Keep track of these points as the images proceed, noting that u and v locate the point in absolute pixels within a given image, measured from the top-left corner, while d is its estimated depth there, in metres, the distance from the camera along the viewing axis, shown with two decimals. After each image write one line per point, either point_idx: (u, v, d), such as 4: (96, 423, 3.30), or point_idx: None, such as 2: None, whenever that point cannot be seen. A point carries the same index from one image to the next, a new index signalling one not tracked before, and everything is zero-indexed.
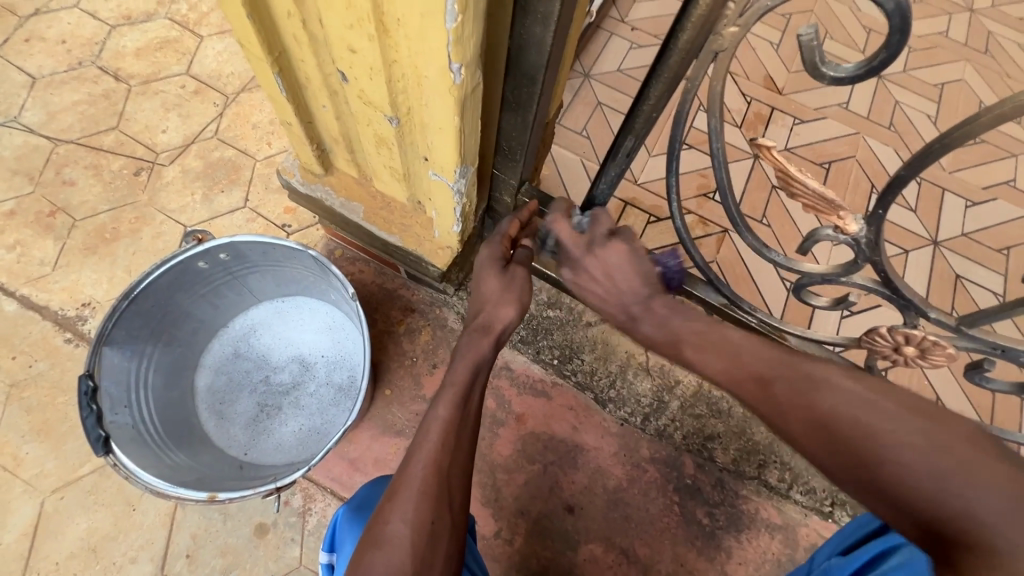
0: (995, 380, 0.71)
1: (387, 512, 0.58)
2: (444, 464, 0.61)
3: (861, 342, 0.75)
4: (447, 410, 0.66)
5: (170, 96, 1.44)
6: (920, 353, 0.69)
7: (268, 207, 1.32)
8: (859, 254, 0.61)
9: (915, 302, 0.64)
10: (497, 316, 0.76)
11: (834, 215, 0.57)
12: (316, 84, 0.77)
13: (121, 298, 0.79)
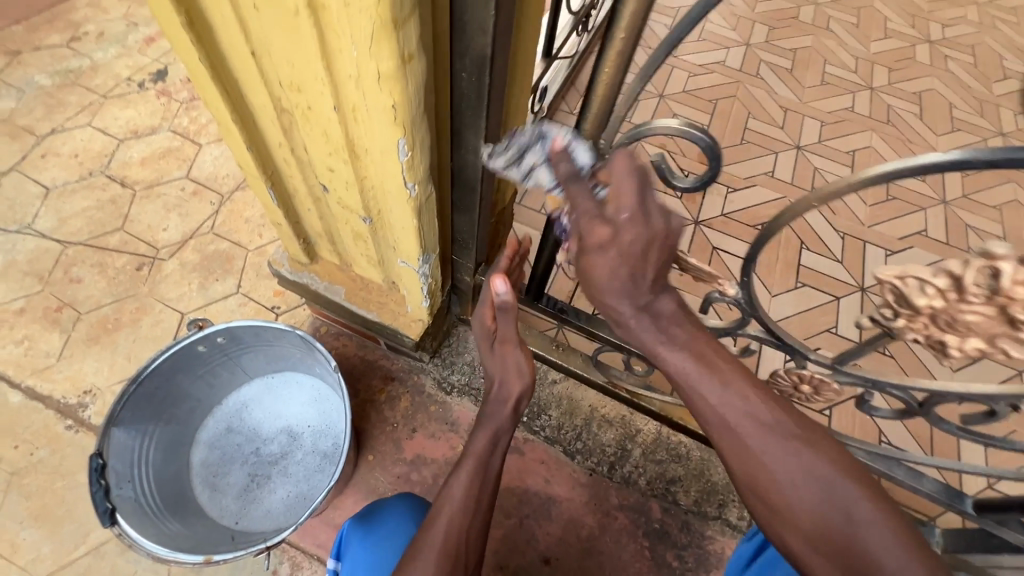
0: (883, 408, 0.83)
1: (411, 567, 0.68)
2: (464, 527, 0.72)
3: (769, 382, 0.89)
4: (469, 475, 0.77)
5: (171, 198, 1.61)
6: (814, 388, 0.84)
7: (259, 292, 1.45)
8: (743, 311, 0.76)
9: (798, 348, 0.78)
10: (511, 386, 0.88)
11: (715, 282, 0.74)
12: (302, 193, 0.93)
13: (130, 382, 0.89)
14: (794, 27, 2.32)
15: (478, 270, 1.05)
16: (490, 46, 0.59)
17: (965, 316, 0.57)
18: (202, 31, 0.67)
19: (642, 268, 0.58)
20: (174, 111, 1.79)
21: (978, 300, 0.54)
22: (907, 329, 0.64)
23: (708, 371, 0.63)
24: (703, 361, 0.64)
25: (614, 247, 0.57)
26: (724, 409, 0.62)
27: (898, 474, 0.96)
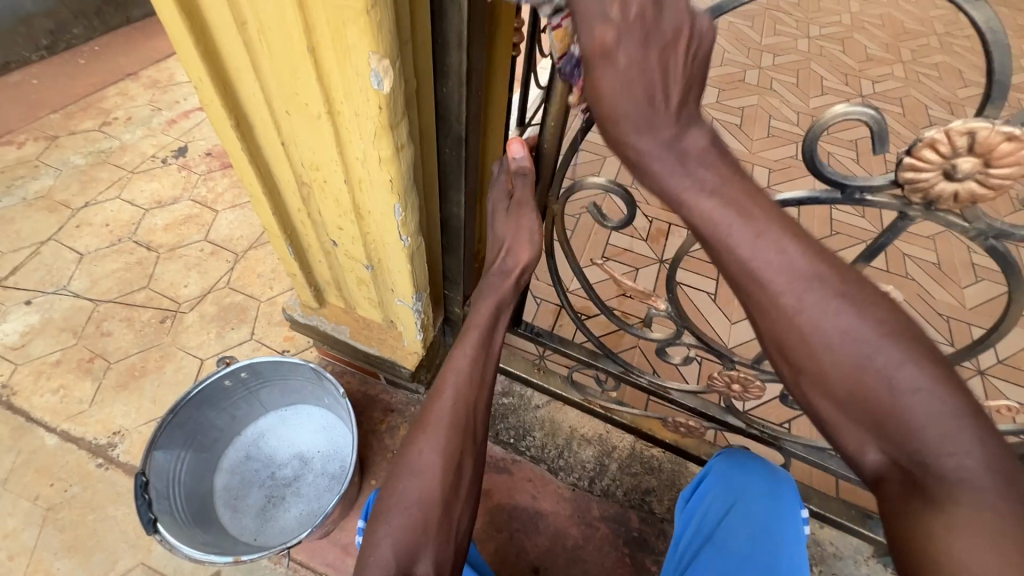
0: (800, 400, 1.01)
1: (426, 434, 0.80)
2: (468, 403, 0.83)
3: (709, 385, 1.07)
4: (471, 353, 0.85)
5: (191, 258, 1.80)
6: (743, 386, 1.03)
7: (270, 337, 1.62)
8: (676, 323, 0.95)
9: (723, 351, 0.98)
10: (517, 259, 0.88)
11: (649, 298, 0.95)
12: (315, 247, 1.13)
13: (167, 412, 1.06)
14: (741, 88, 2.63)
15: (467, 302, 1.24)
16: (463, 129, 0.81)
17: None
18: (245, 128, 0.88)
19: (659, 88, 0.57)
20: (194, 182, 2.02)
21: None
22: None
23: (741, 212, 0.61)
24: (737, 206, 0.61)
25: (633, 40, 0.54)
26: (756, 263, 0.61)
27: (831, 464, 1.10)
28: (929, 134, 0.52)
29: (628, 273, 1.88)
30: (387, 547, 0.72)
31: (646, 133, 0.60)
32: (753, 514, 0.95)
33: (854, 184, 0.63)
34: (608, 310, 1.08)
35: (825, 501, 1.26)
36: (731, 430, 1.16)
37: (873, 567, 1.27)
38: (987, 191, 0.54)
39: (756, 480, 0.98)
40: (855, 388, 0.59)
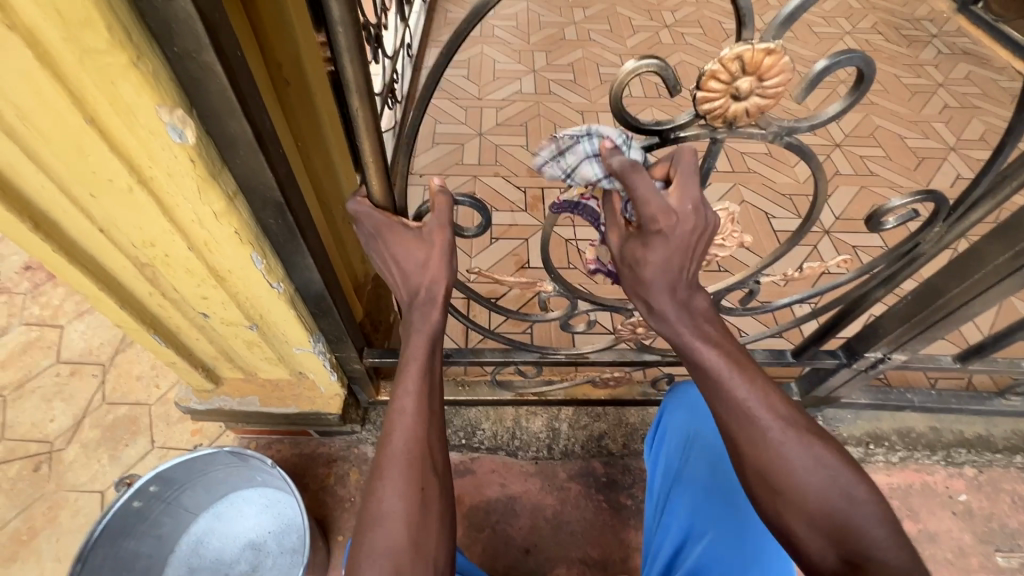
0: None
1: (380, 481, 0.70)
2: (421, 435, 0.73)
3: (617, 335, 1.13)
4: (412, 385, 0.75)
5: (48, 388, 1.56)
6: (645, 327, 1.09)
7: (176, 438, 1.47)
8: (567, 295, 1.00)
9: (616, 305, 1.03)
10: (435, 281, 0.76)
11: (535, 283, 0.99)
12: (185, 327, 1.03)
13: (76, 562, 0.94)
14: (565, 46, 2.75)
15: (364, 355, 1.15)
16: (279, 193, 0.70)
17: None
18: (49, 228, 0.77)
19: (690, 265, 0.70)
20: (20, 304, 1.73)
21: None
22: None
23: (738, 368, 0.68)
24: (724, 351, 0.70)
25: (661, 245, 0.67)
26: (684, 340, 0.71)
27: None
28: (708, 66, 0.54)
29: (520, 246, 1.93)
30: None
31: (664, 291, 0.71)
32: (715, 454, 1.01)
33: (667, 127, 0.63)
34: (505, 309, 1.11)
35: None
36: (650, 365, 1.25)
37: None
38: (767, 101, 0.57)
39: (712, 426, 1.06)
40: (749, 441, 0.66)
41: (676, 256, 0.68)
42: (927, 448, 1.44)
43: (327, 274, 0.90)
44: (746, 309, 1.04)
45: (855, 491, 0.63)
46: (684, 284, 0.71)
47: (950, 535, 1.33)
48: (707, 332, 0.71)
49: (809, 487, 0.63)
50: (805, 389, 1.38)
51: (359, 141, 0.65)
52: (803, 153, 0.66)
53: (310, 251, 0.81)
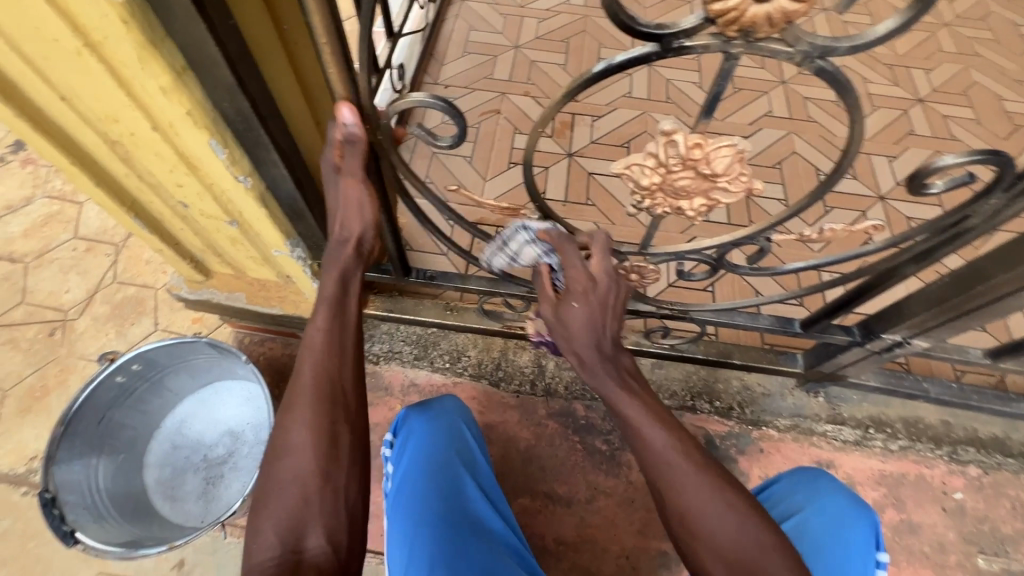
0: (697, 273, 0.99)
1: (291, 414, 0.72)
2: (330, 369, 0.75)
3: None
4: (324, 323, 0.78)
5: (65, 261, 1.62)
6: (640, 275, 0.99)
7: (178, 324, 1.53)
8: (552, 229, 0.91)
9: (606, 246, 0.94)
10: (349, 226, 0.80)
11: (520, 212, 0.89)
12: (168, 215, 1.01)
13: (61, 424, 0.99)
14: None
15: None
16: (229, 74, 0.63)
17: (679, 183, 0.68)
18: (9, 89, 0.73)
19: (605, 321, 0.83)
20: (44, 177, 1.76)
21: (678, 168, 0.65)
22: (654, 206, 0.73)
23: (626, 389, 0.80)
24: (619, 376, 0.81)
25: (584, 306, 0.82)
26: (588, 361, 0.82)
27: (740, 320, 1.13)
28: None
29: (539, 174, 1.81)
30: (271, 538, 0.65)
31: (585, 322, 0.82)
32: (817, 547, 0.90)
33: (668, 32, 0.51)
34: (485, 233, 1.02)
35: (746, 351, 1.33)
36: (644, 314, 1.17)
37: (797, 397, 1.39)
38: (798, 5, 0.45)
39: (823, 484, 0.99)
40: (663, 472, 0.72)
41: (588, 319, 0.82)
42: (933, 441, 1.35)
43: (299, 174, 0.85)
44: (753, 267, 0.93)
45: (763, 537, 0.68)
46: (606, 330, 0.83)
47: (933, 530, 1.28)
48: (629, 382, 0.81)
49: (721, 531, 0.68)
50: (810, 362, 1.29)
51: (310, 17, 0.59)
52: (839, 83, 0.54)
53: (274, 145, 0.76)
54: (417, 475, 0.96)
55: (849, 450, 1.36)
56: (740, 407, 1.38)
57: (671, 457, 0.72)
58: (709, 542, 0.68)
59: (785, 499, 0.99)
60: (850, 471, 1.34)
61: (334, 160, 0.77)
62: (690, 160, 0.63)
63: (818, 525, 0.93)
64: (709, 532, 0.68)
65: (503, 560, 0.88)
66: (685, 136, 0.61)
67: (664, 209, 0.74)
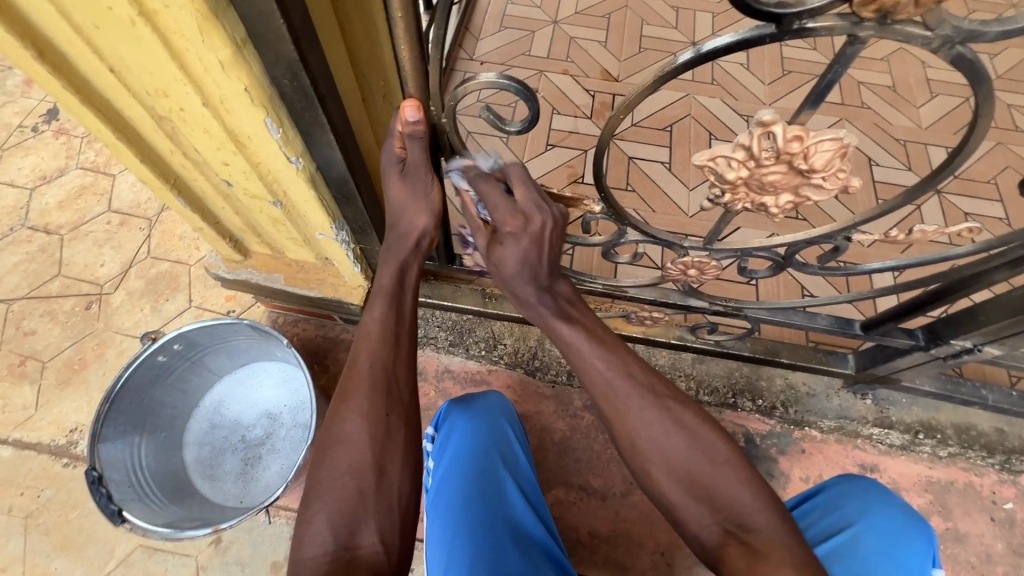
0: (760, 270, 0.94)
1: (346, 402, 0.74)
2: (385, 360, 0.77)
3: (665, 274, 0.99)
4: (381, 313, 0.80)
5: (99, 234, 1.62)
6: (699, 271, 0.95)
7: (211, 301, 1.52)
8: (613, 222, 0.86)
9: (669, 241, 0.88)
10: (412, 222, 0.82)
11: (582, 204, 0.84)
12: (211, 194, 0.98)
13: (105, 403, 0.98)
14: None
15: None
16: (293, 50, 0.59)
17: (768, 178, 0.63)
18: (57, 60, 0.70)
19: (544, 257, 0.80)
20: (78, 148, 1.75)
21: (771, 162, 0.60)
22: (734, 201, 0.68)
23: (594, 339, 0.81)
24: (585, 330, 0.82)
25: (516, 241, 0.78)
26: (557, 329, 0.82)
27: (796, 320, 1.08)
28: None
29: (577, 157, 1.75)
30: (325, 528, 0.66)
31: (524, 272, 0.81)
32: (870, 562, 0.87)
33: (792, 11, 0.46)
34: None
35: (794, 349, 1.28)
36: (694, 310, 1.13)
37: (843, 398, 1.34)
38: None
39: (877, 496, 0.95)
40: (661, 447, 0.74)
41: (524, 255, 0.79)
42: (985, 449, 1.30)
43: (352, 156, 0.81)
44: (824, 267, 0.88)
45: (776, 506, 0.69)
46: (545, 273, 0.82)
47: (980, 540, 1.24)
48: (565, 311, 0.83)
49: (736, 498, 0.69)
50: (862, 364, 1.24)
51: None
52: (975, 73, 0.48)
53: (331, 125, 0.72)
54: (460, 470, 0.97)
55: (894, 455, 1.32)
56: (783, 407, 1.34)
57: (665, 431, 0.74)
58: (720, 506, 0.69)
59: (838, 509, 0.95)
60: (895, 476, 1.30)
61: (396, 154, 0.77)
62: (786, 154, 0.58)
63: (873, 540, 0.89)
64: (722, 499, 0.69)
65: (544, 570, 0.86)
66: (785, 128, 0.56)
67: (744, 204, 0.69)
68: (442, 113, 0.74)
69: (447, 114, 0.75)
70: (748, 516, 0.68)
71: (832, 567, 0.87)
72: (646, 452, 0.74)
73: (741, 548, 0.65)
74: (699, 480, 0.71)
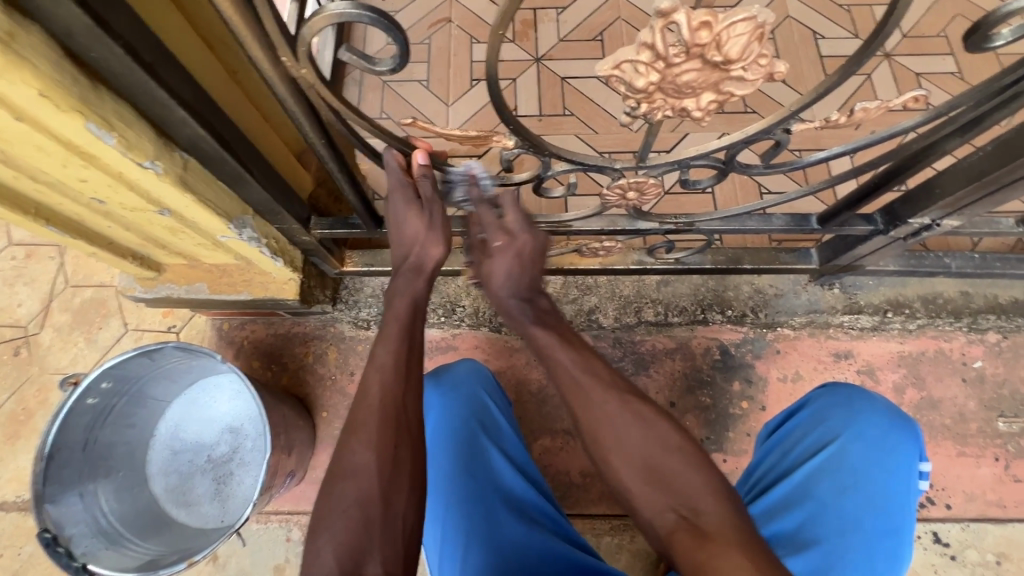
0: (704, 180, 0.86)
1: (354, 434, 0.69)
2: (396, 393, 0.72)
3: (604, 203, 0.91)
4: (394, 345, 0.77)
5: (6, 272, 1.47)
6: (639, 193, 0.87)
7: (149, 320, 1.42)
8: (533, 155, 0.76)
9: (600, 165, 0.79)
10: (426, 253, 0.86)
11: (493, 141, 0.74)
12: (86, 215, 0.86)
13: (41, 459, 0.91)
14: None
15: (312, 226, 1.00)
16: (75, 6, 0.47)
17: (683, 78, 0.54)
18: None
19: (531, 273, 0.91)
20: None
21: (681, 58, 0.52)
22: (652, 111, 0.60)
23: (563, 342, 0.84)
24: (551, 330, 0.86)
25: (505, 256, 0.89)
26: (563, 364, 0.81)
27: (751, 224, 1.03)
28: None
29: (506, 87, 1.59)
30: (328, 555, 0.61)
31: (516, 295, 0.90)
32: (860, 470, 0.89)
33: None
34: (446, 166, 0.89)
35: (756, 254, 1.24)
36: (644, 232, 1.06)
37: (811, 292, 1.32)
38: None
39: (862, 403, 0.94)
40: (641, 455, 0.72)
41: (509, 270, 0.89)
42: (952, 315, 1.30)
43: (217, 129, 0.70)
44: (768, 166, 0.80)
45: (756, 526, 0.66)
46: (525, 288, 0.90)
47: (954, 402, 1.27)
48: (542, 318, 0.88)
49: (705, 506, 0.66)
50: (825, 257, 1.21)
51: None
52: None
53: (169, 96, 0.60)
54: (444, 445, 0.95)
55: (867, 337, 1.33)
56: (753, 312, 1.32)
57: (624, 425, 0.74)
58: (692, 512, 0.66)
59: (824, 422, 0.94)
60: (869, 358, 1.31)
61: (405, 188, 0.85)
62: (696, 47, 0.50)
63: (860, 451, 0.90)
64: (687, 496, 0.67)
65: (539, 530, 0.86)
66: (688, 15, 0.48)
67: (665, 114, 0.60)
68: (300, 66, 0.60)
69: (306, 67, 0.61)
70: (701, 502, 0.67)
71: (821, 483, 0.88)
72: (607, 445, 0.74)
73: (690, 534, 0.64)
74: (657, 468, 0.71)
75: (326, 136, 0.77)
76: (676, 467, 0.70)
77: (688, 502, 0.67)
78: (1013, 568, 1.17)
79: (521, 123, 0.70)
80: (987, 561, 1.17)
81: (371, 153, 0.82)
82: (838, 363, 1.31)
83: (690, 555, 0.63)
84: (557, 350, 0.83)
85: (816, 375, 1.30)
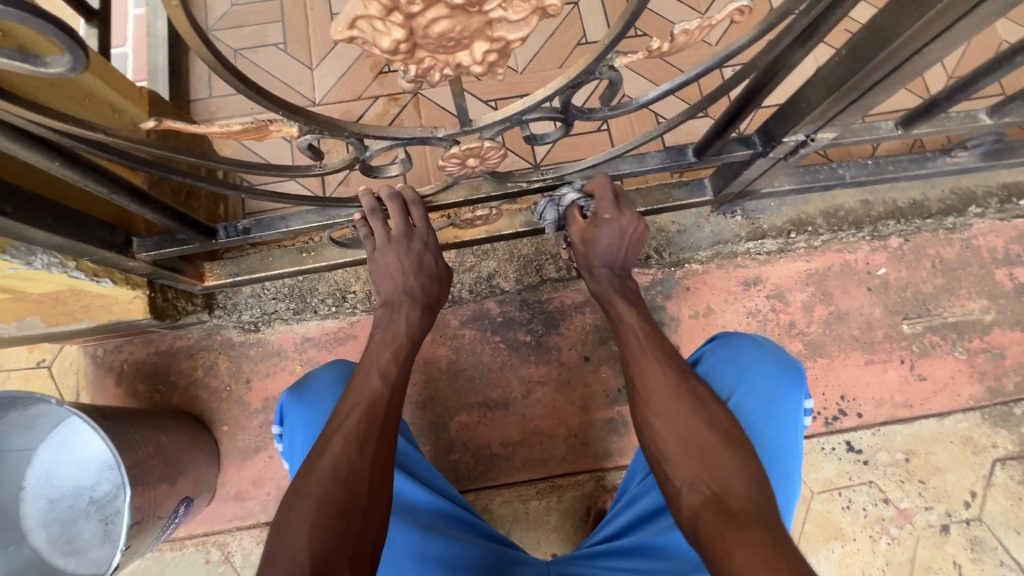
0: (551, 133, 0.76)
1: (330, 443, 0.74)
2: (389, 409, 0.80)
3: (450, 174, 0.81)
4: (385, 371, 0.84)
5: None
6: (482, 159, 0.76)
7: (13, 359, 1.27)
8: (330, 137, 0.63)
9: (419, 136, 0.67)
10: (396, 283, 0.93)
11: (273, 130, 0.58)
12: None
13: None
14: None
15: (134, 251, 0.88)
16: None
17: (436, 29, 0.43)
18: None
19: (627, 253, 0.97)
20: None
21: (419, 5, 0.41)
22: (428, 72, 0.49)
23: (639, 316, 0.92)
24: (631, 307, 0.94)
25: (612, 225, 0.93)
26: (638, 346, 0.88)
27: (625, 169, 0.95)
28: None
29: None
30: (303, 540, 0.65)
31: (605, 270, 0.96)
32: (751, 425, 0.87)
33: None
34: (255, 164, 0.71)
35: (649, 194, 1.17)
36: (513, 195, 0.97)
37: (714, 223, 1.28)
38: None
39: (751, 354, 0.92)
40: (688, 426, 0.77)
41: (611, 243, 0.94)
42: (855, 226, 1.29)
43: None
44: (612, 108, 0.71)
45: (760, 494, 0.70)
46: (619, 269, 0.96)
47: (861, 312, 1.28)
48: (627, 295, 0.95)
49: (731, 477, 0.71)
50: (718, 187, 1.15)
51: None
52: None
53: None
54: None
55: (774, 260, 1.30)
56: (658, 253, 1.27)
57: (677, 398, 0.80)
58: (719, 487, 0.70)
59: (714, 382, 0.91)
60: (777, 282, 1.29)
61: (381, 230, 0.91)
62: None
63: (752, 406, 0.88)
64: (718, 466, 0.73)
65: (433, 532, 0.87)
66: None
67: (444, 73, 0.50)
68: None
69: None
70: (732, 483, 0.71)
71: None
72: (658, 413, 0.80)
73: (717, 513, 0.68)
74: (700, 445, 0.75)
75: (62, 155, 0.64)
76: (717, 446, 0.75)
77: (715, 480, 0.71)
78: (922, 463, 1.21)
79: (291, 104, 0.57)
80: (897, 460, 1.21)
81: (145, 167, 0.68)
82: (747, 291, 1.28)
83: (712, 533, 0.66)
84: (636, 329, 0.90)
85: (726, 307, 1.28)
